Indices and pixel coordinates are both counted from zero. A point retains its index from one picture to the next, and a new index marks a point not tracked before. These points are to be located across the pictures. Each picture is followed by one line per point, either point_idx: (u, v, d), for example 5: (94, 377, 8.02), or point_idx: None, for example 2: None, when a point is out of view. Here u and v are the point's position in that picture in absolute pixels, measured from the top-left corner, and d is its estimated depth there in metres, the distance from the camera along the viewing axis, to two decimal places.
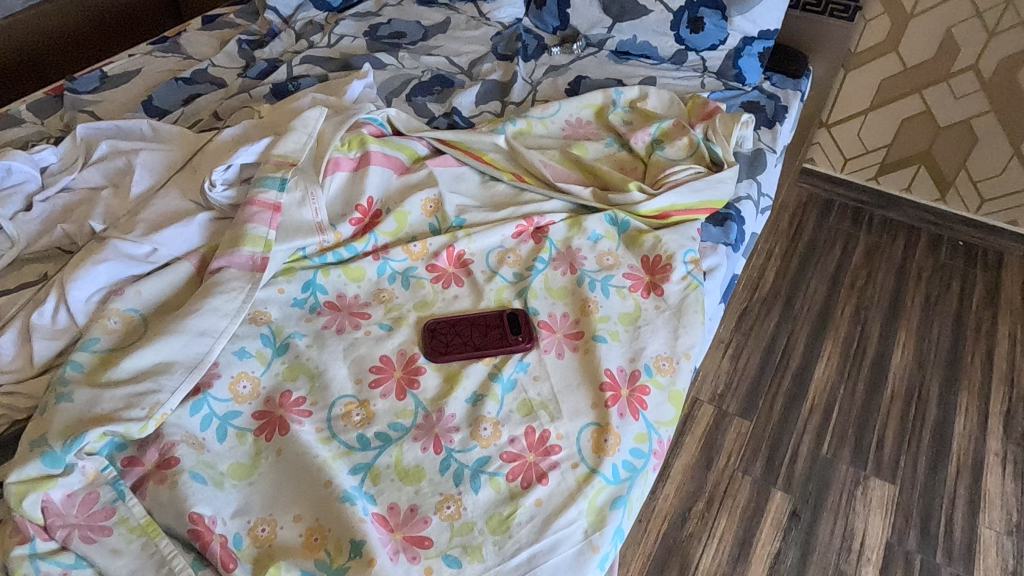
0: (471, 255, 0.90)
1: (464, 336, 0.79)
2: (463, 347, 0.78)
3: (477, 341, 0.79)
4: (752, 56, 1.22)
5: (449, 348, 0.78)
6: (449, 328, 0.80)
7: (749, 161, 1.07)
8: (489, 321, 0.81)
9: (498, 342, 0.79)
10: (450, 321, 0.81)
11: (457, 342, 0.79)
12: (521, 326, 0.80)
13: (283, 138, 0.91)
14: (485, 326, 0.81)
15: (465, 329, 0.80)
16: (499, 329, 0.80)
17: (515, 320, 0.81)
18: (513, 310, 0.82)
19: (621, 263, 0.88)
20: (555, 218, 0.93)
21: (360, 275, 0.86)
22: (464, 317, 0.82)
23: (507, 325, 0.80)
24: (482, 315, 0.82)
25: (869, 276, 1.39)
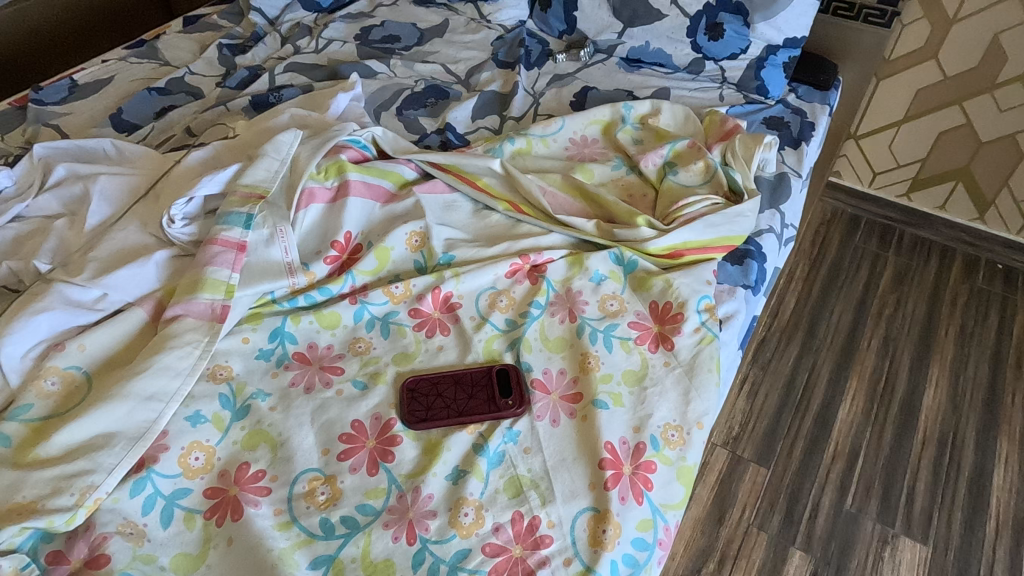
0: (460, 298, 0.80)
1: (447, 400, 0.70)
2: (445, 413, 0.69)
3: (462, 407, 0.70)
4: (776, 66, 1.11)
5: (429, 414, 0.69)
6: (430, 390, 0.71)
7: (771, 187, 0.96)
8: (476, 381, 0.72)
9: (485, 407, 0.69)
10: (432, 381, 0.72)
11: (438, 407, 0.70)
12: (513, 388, 0.71)
13: (252, 165, 0.82)
14: (471, 387, 0.72)
15: (449, 391, 0.71)
16: (486, 392, 0.71)
17: (505, 381, 0.72)
18: (505, 367, 0.73)
19: (627, 310, 0.79)
20: (554, 255, 0.84)
21: (334, 322, 0.77)
22: (448, 375, 0.73)
23: (496, 386, 0.71)
24: (469, 374, 0.73)
25: (898, 303, 1.28)
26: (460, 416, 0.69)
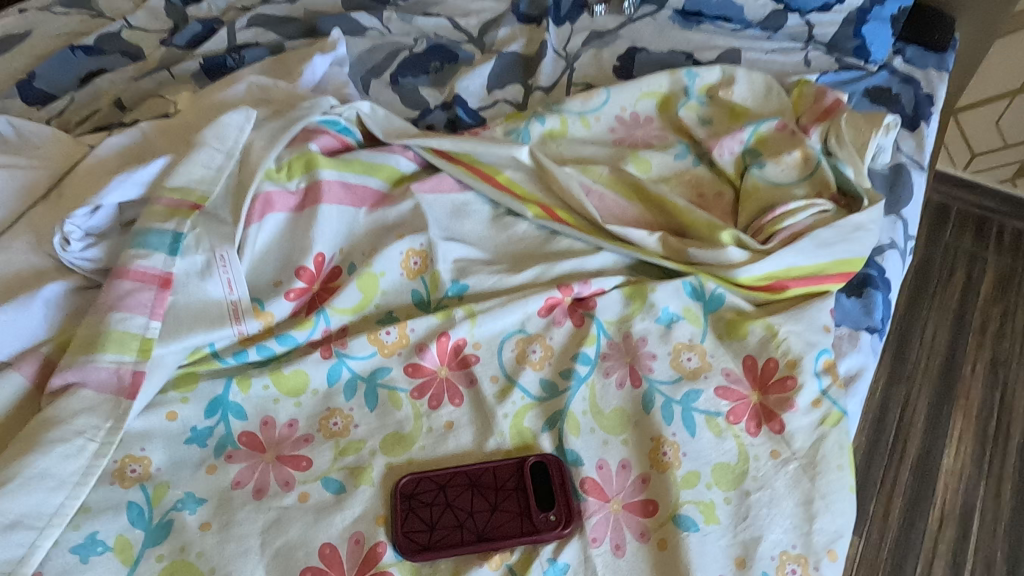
0: (475, 347, 0.58)
1: (461, 513, 0.49)
2: (459, 538, 0.48)
3: (484, 524, 0.48)
4: (881, 21, 0.86)
5: (437, 538, 0.48)
6: (438, 497, 0.49)
7: (888, 183, 0.72)
8: (503, 483, 0.50)
9: (516, 527, 0.48)
10: (440, 482, 0.50)
11: (450, 527, 0.48)
12: (556, 496, 0.49)
13: (185, 161, 0.58)
14: (494, 492, 0.50)
15: (464, 499, 0.49)
16: (518, 501, 0.49)
17: (545, 483, 0.50)
18: (543, 461, 0.51)
19: (711, 367, 0.56)
20: (605, 285, 0.61)
21: (300, 385, 0.55)
22: (462, 471, 0.51)
23: (531, 492, 0.49)
24: (492, 470, 0.51)
25: (1005, 316, 1.05)
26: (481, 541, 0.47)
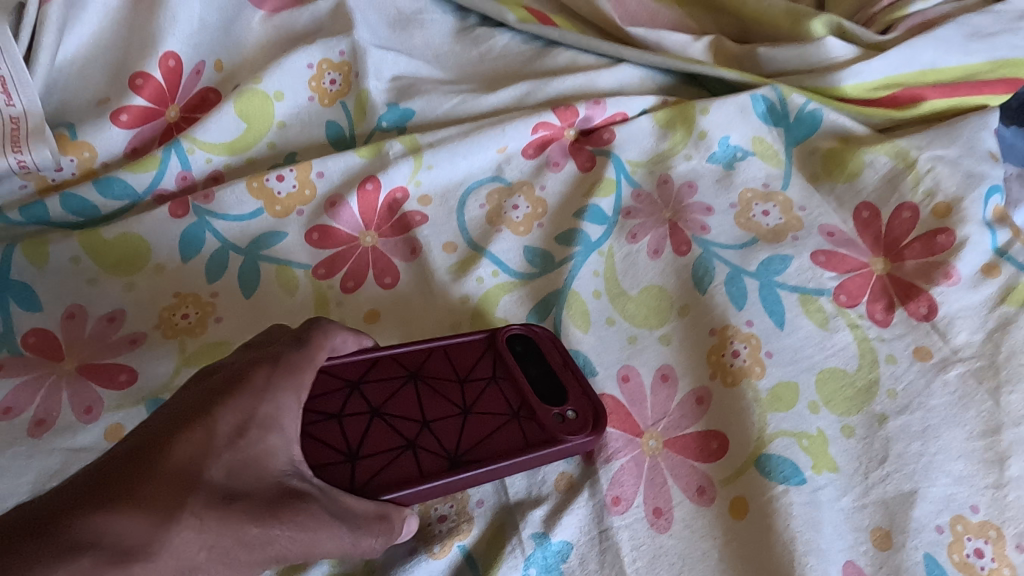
0: (423, 202, 0.36)
1: (400, 424, 0.27)
2: (417, 467, 0.26)
3: (450, 441, 0.26)
4: None
5: (374, 473, 0.25)
6: (351, 404, 0.27)
7: None
8: (466, 370, 0.29)
9: (510, 440, 0.27)
10: (350, 377, 0.28)
11: (393, 451, 0.26)
12: (565, 380, 0.29)
13: None
14: (459, 384, 0.28)
15: (399, 403, 0.27)
16: (496, 401, 0.28)
17: (538, 363, 0.29)
18: (523, 338, 0.30)
19: (801, 226, 0.35)
20: (627, 108, 0.39)
21: (133, 259, 0.34)
22: (386, 357, 0.29)
23: (528, 381, 0.28)
24: (443, 352, 0.29)
25: None
26: (453, 465, 0.26)
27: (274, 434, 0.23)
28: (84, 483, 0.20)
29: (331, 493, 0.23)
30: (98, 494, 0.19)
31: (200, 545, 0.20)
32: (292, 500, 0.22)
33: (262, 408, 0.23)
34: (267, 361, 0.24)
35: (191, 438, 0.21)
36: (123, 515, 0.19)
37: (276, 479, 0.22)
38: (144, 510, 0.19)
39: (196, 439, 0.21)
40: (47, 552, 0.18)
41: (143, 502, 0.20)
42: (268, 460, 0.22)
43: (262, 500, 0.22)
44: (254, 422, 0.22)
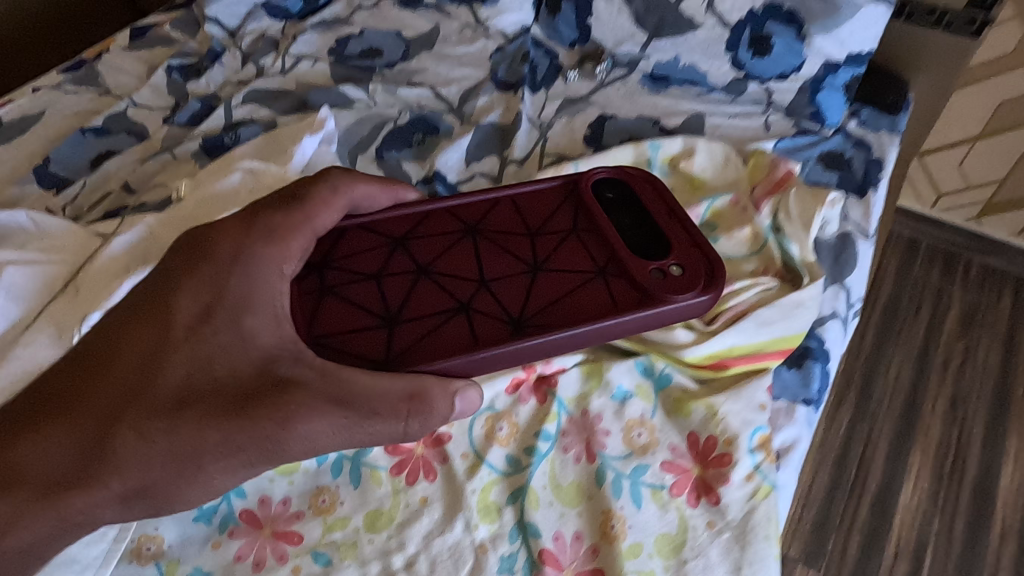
0: (449, 426, 0.64)
1: (458, 283, 0.62)
2: (468, 321, 0.59)
3: (519, 290, 0.61)
4: (836, 88, 0.90)
5: (420, 333, 0.58)
6: (409, 266, 0.63)
7: (834, 253, 0.78)
8: (546, 219, 0.68)
9: (603, 288, 0.62)
10: (413, 266, 0.63)
11: (453, 312, 0.60)
12: (664, 228, 0.67)
13: None
14: (552, 251, 0.65)
15: (455, 252, 0.64)
16: (601, 207, 0.69)
17: (626, 217, 0.69)
18: (614, 173, 0.72)
19: (659, 443, 0.62)
20: (567, 363, 0.66)
21: (292, 466, 0.62)
22: (455, 223, 0.67)
23: (616, 240, 0.65)
24: (508, 205, 0.69)
25: (967, 352, 1.11)
26: (519, 322, 0.59)
27: (216, 338, 0.53)
28: (85, 398, 0.52)
29: (321, 385, 0.50)
30: (107, 399, 0.51)
31: (144, 468, 0.48)
32: (226, 415, 0.50)
33: (227, 295, 0.54)
34: (246, 221, 0.57)
35: (162, 349, 0.53)
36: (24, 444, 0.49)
37: (226, 371, 0.52)
38: (50, 439, 0.50)
39: (166, 360, 0.52)
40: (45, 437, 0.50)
41: (85, 406, 0.51)
42: (216, 374, 0.52)
43: (209, 415, 0.50)
44: (222, 315, 0.54)
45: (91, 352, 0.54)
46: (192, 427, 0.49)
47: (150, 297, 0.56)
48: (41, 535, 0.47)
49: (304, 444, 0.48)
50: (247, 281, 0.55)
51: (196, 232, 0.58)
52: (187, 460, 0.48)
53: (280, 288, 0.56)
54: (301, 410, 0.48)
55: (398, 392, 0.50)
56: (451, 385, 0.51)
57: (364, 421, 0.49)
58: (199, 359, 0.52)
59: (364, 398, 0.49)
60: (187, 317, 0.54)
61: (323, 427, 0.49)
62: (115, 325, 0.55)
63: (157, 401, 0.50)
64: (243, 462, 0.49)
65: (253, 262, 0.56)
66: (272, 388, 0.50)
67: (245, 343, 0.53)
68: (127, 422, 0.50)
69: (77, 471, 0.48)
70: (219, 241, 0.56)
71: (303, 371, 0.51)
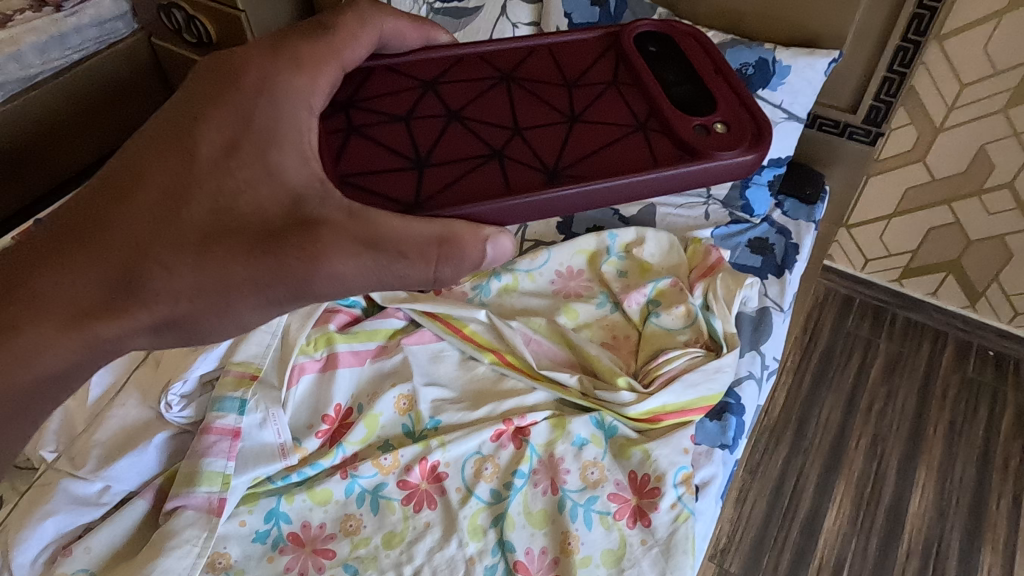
0: (446, 466, 0.83)
1: (495, 128, 0.71)
2: (501, 165, 0.68)
3: (555, 142, 0.71)
4: (761, 186, 1.12)
5: (448, 172, 0.67)
6: (439, 108, 0.73)
7: (752, 325, 0.98)
8: (585, 70, 0.79)
9: (642, 141, 0.73)
10: (435, 86, 0.75)
11: (482, 159, 0.69)
12: (709, 88, 0.79)
13: (244, 340, 0.86)
14: (596, 96, 0.77)
15: (491, 96, 0.75)
16: (642, 59, 0.81)
17: (668, 67, 0.81)
18: (659, 27, 0.86)
19: (607, 478, 0.82)
20: (537, 417, 0.86)
21: (326, 498, 0.81)
22: (496, 66, 0.78)
23: (646, 77, 0.78)
24: (554, 53, 0.80)
25: (888, 396, 1.31)
26: (554, 173, 0.68)
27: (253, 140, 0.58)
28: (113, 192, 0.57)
29: (358, 225, 0.56)
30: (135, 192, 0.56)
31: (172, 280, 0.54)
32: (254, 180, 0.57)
33: (256, 124, 0.59)
34: (271, 48, 0.61)
35: (183, 160, 0.58)
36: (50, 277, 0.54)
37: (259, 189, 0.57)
38: (80, 255, 0.55)
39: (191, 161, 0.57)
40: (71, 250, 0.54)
41: (101, 261, 0.55)
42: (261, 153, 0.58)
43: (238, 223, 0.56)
44: (245, 151, 0.58)
45: (111, 180, 0.57)
46: (218, 260, 0.55)
47: (171, 131, 0.59)
48: (72, 362, 0.54)
49: (332, 279, 0.54)
50: (273, 108, 0.59)
51: (226, 57, 0.61)
52: (217, 295, 0.55)
53: (308, 117, 0.61)
54: (329, 250, 0.54)
55: (430, 235, 0.57)
56: (481, 232, 0.58)
57: (393, 262, 0.56)
58: (225, 192, 0.57)
59: (394, 240, 0.56)
60: (211, 147, 0.58)
61: (353, 268, 0.55)
62: (136, 154, 0.58)
63: (185, 236, 0.55)
64: (265, 298, 0.55)
65: (281, 87, 0.60)
66: (299, 227, 0.55)
67: (275, 177, 0.57)
68: (156, 256, 0.55)
69: (108, 294, 0.54)
70: (249, 69, 0.60)
71: (330, 210, 0.56)
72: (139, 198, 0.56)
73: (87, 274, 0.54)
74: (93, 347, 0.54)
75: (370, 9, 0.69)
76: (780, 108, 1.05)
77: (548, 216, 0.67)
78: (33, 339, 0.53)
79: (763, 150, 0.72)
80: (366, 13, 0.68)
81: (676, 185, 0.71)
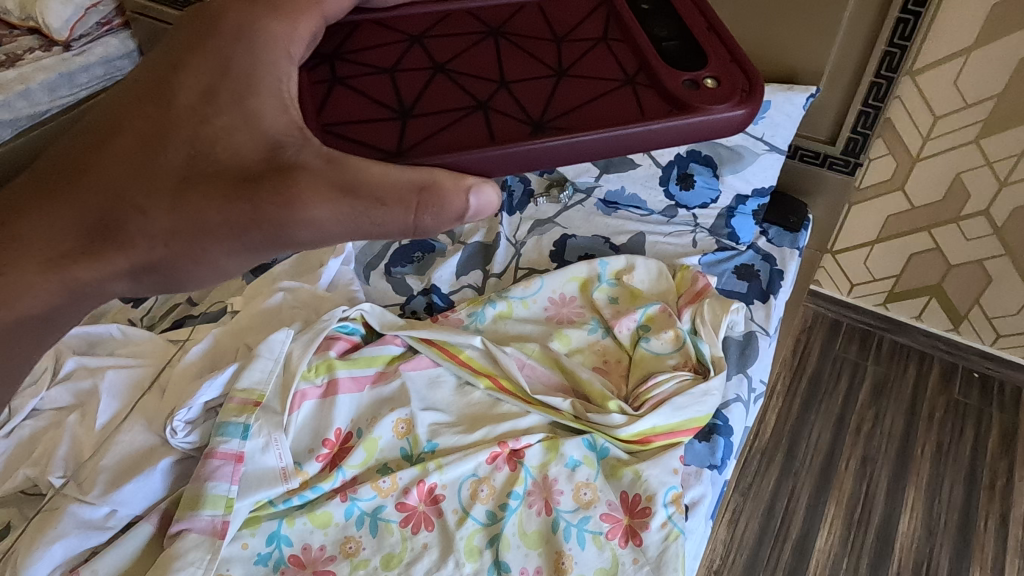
0: (443, 488, 0.86)
1: (477, 82, 0.68)
2: (484, 119, 0.64)
3: (540, 95, 0.67)
4: (745, 214, 1.17)
5: (429, 126, 0.63)
6: (423, 62, 0.70)
7: (739, 349, 1.02)
8: (577, 25, 0.75)
9: (631, 95, 0.68)
10: (417, 40, 0.72)
11: (466, 113, 0.65)
12: (706, 42, 0.73)
13: (248, 367, 0.89)
14: (586, 51, 0.72)
15: (476, 50, 0.71)
16: (638, 12, 0.76)
17: (663, 20, 0.75)
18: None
19: (599, 499, 0.84)
20: (531, 440, 0.89)
21: (326, 520, 0.83)
22: (480, 23, 0.74)
23: (641, 30, 0.73)
24: (543, 8, 0.76)
25: (876, 418, 1.34)
26: (540, 125, 0.64)
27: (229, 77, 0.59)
28: (97, 134, 0.58)
29: (333, 164, 0.54)
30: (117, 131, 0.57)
31: (160, 207, 0.55)
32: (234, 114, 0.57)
33: (233, 71, 0.59)
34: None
35: (161, 104, 0.58)
36: (32, 214, 0.54)
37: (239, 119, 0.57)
38: (66, 193, 0.55)
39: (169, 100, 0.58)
40: (59, 187, 0.55)
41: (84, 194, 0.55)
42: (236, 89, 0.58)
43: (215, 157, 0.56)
44: (223, 91, 0.58)
45: (95, 128, 0.58)
46: (194, 202, 0.54)
47: (154, 78, 0.60)
48: (54, 304, 0.55)
49: (308, 225, 0.54)
50: (250, 56, 0.60)
51: (208, 9, 0.63)
52: (191, 241, 0.55)
53: (287, 65, 0.62)
54: (305, 194, 0.53)
55: (410, 181, 0.54)
56: (463, 181, 0.56)
57: (371, 209, 0.54)
58: (202, 137, 0.57)
59: (372, 185, 0.54)
60: (189, 94, 0.59)
61: (330, 212, 0.53)
62: (120, 103, 0.59)
63: (160, 180, 0.55)
64: (242, 243, 0.55)
65: (258, 34, 0.61)
66: (276, 170, 0.54)
67: (252, 122, 0.57)
68: (131, 197, 0.55)
69: (86, 237, 0.55)
70: (228, 15, 0.62)
71: (307, 156, 0.55)
72: (118, 144, 0.57)
73: (65, 215, 0.55)
74: (74, 291, 0.55)
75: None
76: (762, 141, 1.13)
77: (532, 169, 0.63)
78: (15, 279, 0.54)
79: (754, 105, 0.66)
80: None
81: (666, 142, 0.66)
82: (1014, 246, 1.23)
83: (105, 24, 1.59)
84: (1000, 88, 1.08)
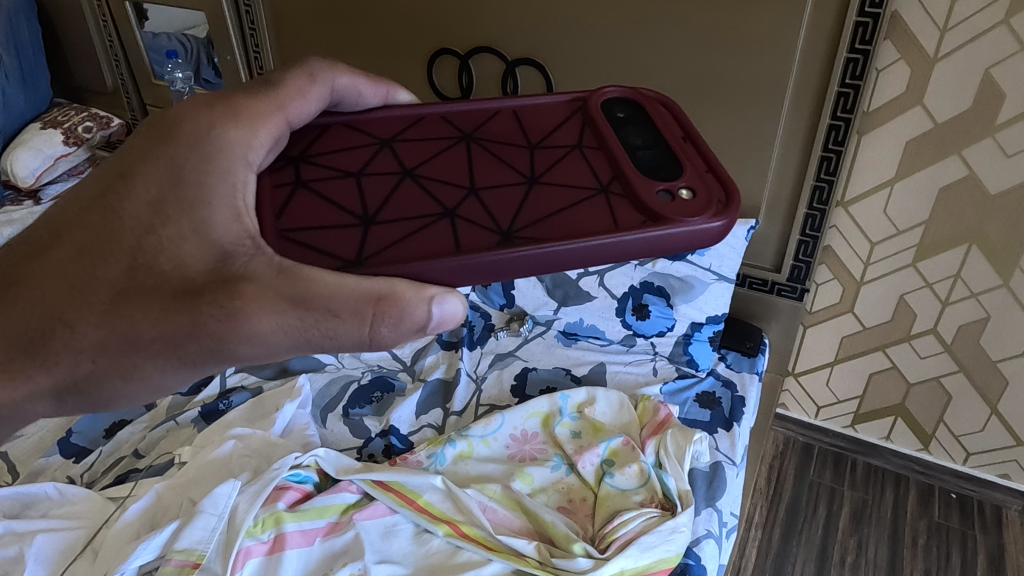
0: None
1: (447, 190, 0.68)
2: (452, 227, 0.64)
3: (510, 203, 0.67)
4: (702, 340, 1.19)
5: (394, 232, 0.63)
6: (393, 167, 0.70)
7: (706, 481, 0.99)
8: (550, 132, 0.77)
9: (603, 204, 0.68)
10: (388, 146, 0.73)
11: (435, 221, 0.65)
12: (679, 155, 0.74)
13: (188, 525, 0.83)
14: (559, 156, 0.73)
15: (447, 156, 0.72)
16: (612, 123, 0.78)
17: (636, 132, 0.77)
18: (627, 93, 0.82)
19: None
20: None
21: None
22: (454, 129, 0.76)
23: (615, 139, 0.75)
24: (517, 116, 0.78)
25: (859, 547, 1.29)
26: (508, 235, 0.64)
27: (175, 186, 0.59)
28: (28, 254, 0.58)
29: (284, 275, 0.55)
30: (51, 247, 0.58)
31: (95, 325, 0.55)
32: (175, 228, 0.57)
33: (185, 178, 0.59)
34: (208, 103, 0.63)
35: (102, 215, 0.58)
36: None
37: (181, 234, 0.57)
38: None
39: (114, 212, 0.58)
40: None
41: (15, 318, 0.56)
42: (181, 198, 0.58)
43: (156, 273, 0.56)
44: (168, 200, 0.58)
45: (36, 236, 0.59)
46: (129, 322, 0.55)
47: (101, 186, 0.60)
48: None
49: (249, 338, 0.54)
50: (204, 162, 0.59)
51: (165, 114, 0.62)
52: (121, 357, 0.56)
53: (244, 171, 0.61)
54: (250, 307, 0.54)
55: (367, 293, 0.55)
56: (425, 292, 0.57)
57: (322, 320, 0.54)
58: (145, 248, 0.57)
59: (325, 297, 0.54)
60: (137, 203, 0.59)
61: (277, 325, 0.54)
62: (65, 211, 0.60)
63: (93, 297, 0.56)
64: (177, 358, 0.56)
65: (214, 142, 0.61)
66: (219, 284, 0.55)
67: (200, 232, 0.57)
68: (62, 316, 0.56)
69: (9, 353, 0.56)
70: (185, 124, 0.61)
71: (258, 266, 0.55)
72: (55, 257, 0.58)
73: None
74: None
75: (322, 67, 0.73)
76: (710, 270, 1.15)
77: (501, 278, 0.63)
78: None
79: (731, 216, 0.67)
80: (315, 70, 0.72)
81: (641, 253, 0.66)
82: (966, 363, 1.26)
83: (74, 172, 1.63)
84: (926, 216, 1.15)
